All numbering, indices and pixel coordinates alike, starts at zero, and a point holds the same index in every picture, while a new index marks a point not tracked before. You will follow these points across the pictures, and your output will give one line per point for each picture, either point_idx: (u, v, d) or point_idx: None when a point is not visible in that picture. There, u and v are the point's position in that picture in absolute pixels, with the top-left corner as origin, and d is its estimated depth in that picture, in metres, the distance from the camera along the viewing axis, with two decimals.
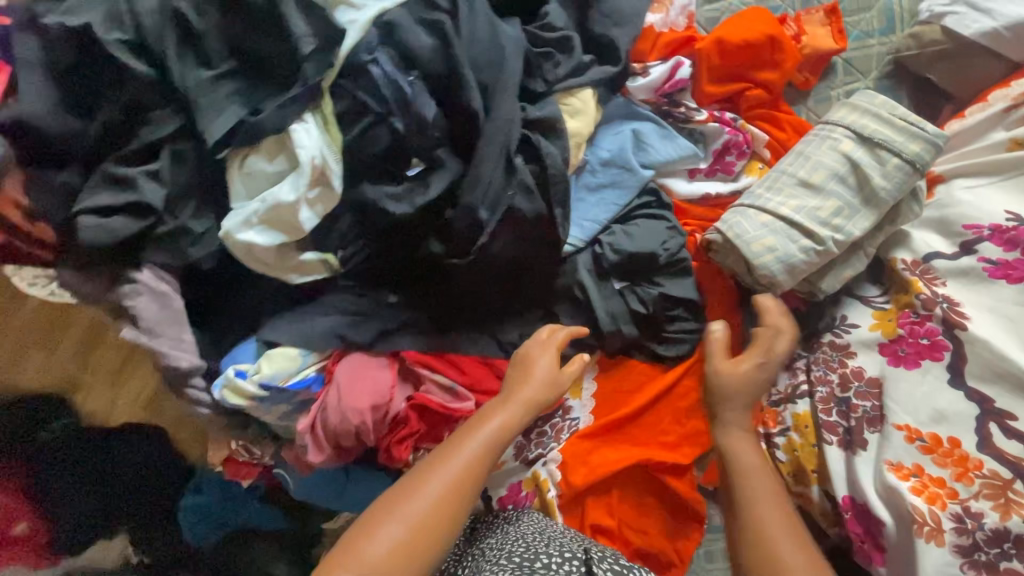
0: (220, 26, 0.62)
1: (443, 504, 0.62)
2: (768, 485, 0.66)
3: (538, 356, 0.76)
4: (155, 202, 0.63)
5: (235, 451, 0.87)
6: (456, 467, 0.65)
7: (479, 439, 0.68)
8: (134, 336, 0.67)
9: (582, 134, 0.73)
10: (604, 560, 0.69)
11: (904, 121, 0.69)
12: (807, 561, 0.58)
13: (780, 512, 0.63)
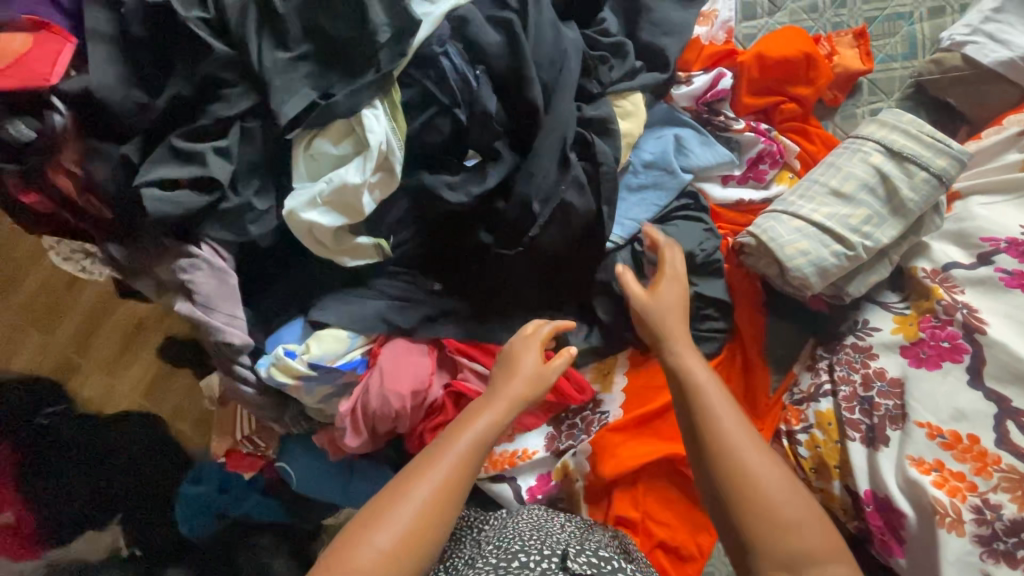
0: (300, 11, 0.65)
1: (432, 509, 0.59)
2: (727, 402, 0.65)
3: (522, 354, 0.74)
4: (221, 177, 0.65)
5: None
6: (445, 469, 0.61)
7: (465, 441, 0.64)
8: (189, 309, 0.68)
9: (633, 134, 0.77)
10: (580, 552, 0.67)
11: (931, 138, 0.75)
12: (774, 469, 0.60)
13: (744, 433, 0.62)
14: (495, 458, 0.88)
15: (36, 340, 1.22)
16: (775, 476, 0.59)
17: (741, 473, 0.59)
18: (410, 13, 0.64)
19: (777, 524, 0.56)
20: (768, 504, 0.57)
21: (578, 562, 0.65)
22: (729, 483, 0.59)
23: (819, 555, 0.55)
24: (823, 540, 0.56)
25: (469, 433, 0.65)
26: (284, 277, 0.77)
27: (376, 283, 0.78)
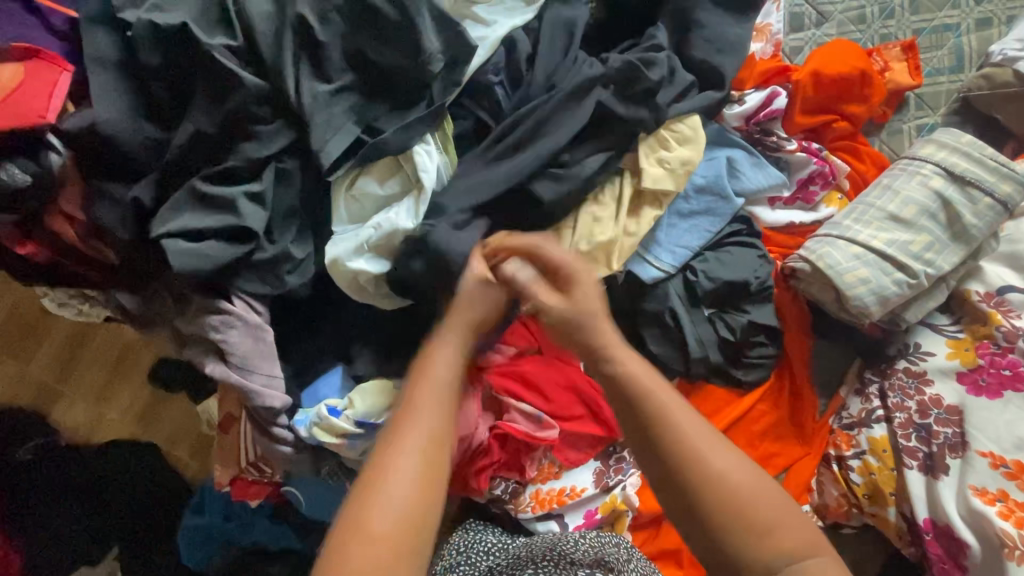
0: (343, 36, 0.59)
1: (424, 485, 0.46)
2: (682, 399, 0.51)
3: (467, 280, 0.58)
4: (257, 228, 0.58)
5: (245, 469, 0.83)
6: (436, 396, 0.51)
7: (443, 370, 0.53)
8: (223, 372, 0.61)
9: (694, 161, 0.69)
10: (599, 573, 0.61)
11: (995, 163, 0.73)
12: (755, 478, 0.48)
13: (714, 435, 0.50)
14: (542, 496, 0.83)
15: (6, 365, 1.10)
16: (752, 480, 0.48)
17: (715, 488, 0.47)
18: (467, 40, 0.59)
19: (758, 533, 0.46)
20: (748, 516, 0.47)
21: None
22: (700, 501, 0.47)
23: (808, 551, 0.47)
24: (810, 532, 0.48)
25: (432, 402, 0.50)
26: (318, 325, 0.70)
27: (416, 329, 0.70)
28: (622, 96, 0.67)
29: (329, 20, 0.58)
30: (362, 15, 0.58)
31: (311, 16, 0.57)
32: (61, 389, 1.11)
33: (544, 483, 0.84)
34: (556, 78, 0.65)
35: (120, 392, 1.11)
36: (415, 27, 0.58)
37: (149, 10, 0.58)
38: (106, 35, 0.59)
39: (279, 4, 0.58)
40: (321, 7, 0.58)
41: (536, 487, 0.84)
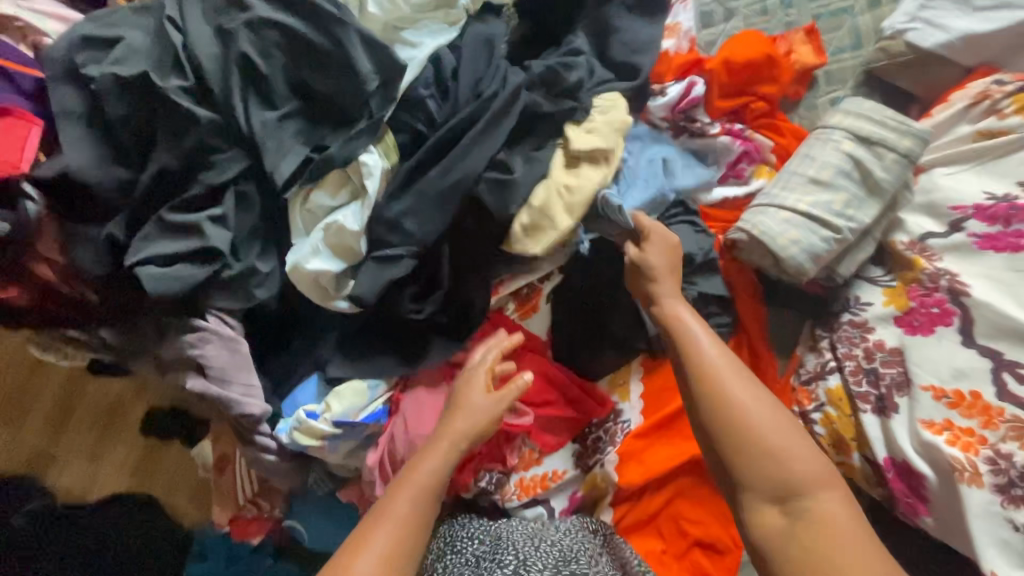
0: (283, 68, 0.66)
1: (389, 562, 0.56)
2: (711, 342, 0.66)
3: (472, 394, 0.71)
4: (222, 246, 0.64)
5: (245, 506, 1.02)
6: (412, 497, 0.61)
7: (425, 479, 0.63)
8: (203, 385, 0.66)
9: (618, 121, 0.76)
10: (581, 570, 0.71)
11: (897, 122, 0.79)
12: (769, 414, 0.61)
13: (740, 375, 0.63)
14: (526, 483, 0.87)
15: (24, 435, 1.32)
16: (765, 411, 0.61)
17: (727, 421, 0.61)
18: (396, 60, 0.67)
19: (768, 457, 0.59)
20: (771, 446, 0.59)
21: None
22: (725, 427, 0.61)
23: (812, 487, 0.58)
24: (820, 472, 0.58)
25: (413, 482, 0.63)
26: (293, 336, 0.76)
27: (388, 328, 0.77)
28: (548, 95, 0.75)
29: (272, 55, 0.65)
30: (301, 48, 0.66)
31: (254, 53, 0.64)
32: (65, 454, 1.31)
33: (526, 470, 0.88)
34: (487, 87, 0.71)
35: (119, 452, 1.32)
36: (347, 54, 0.65)
37: (109, 62, 0.64)
38: (73, 90, 0.65)
39: (226, 46, 0.65)
40: (261, 45, 0.65)
41: (520, 475, 0.88)
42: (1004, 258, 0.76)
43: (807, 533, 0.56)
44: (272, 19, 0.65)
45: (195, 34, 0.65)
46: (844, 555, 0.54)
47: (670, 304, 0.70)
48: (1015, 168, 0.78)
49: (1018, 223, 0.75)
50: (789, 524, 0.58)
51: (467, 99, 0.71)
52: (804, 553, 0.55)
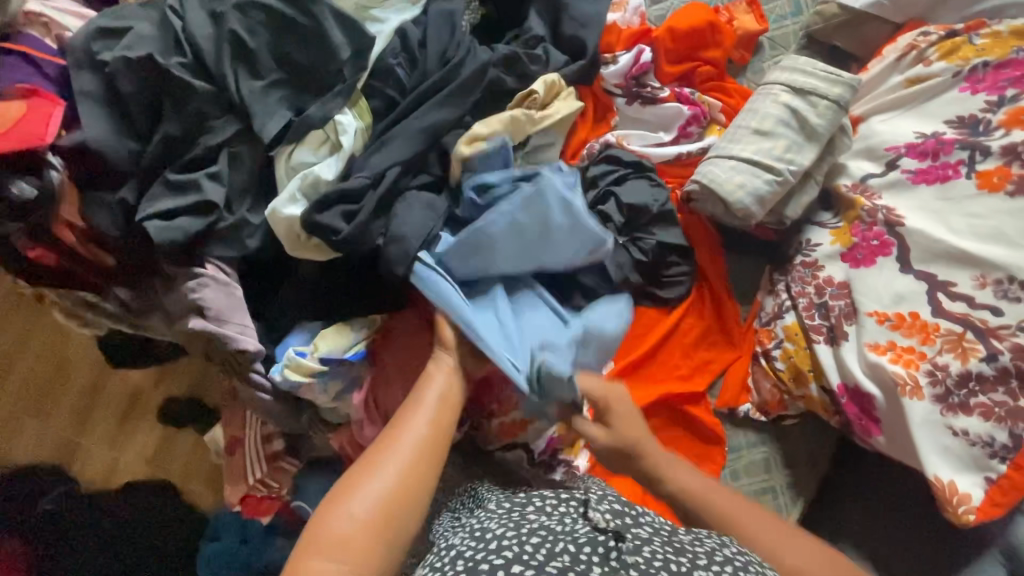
0: (268, 43, 0.76)
1: (414, 460, 0.66)
2: (705, 483, 0.69)
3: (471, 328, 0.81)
4: (217, 198, 0.74)
5: (254, 486, 1.14)
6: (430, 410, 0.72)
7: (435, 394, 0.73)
8: (202, 324, 0.75)
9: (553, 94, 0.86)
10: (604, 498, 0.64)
11: (827, 73, 0.87)
12: (770, 529, 0.64)
13: (745, 505, 0.67)
14: (505, 426, 0.91)
15: (50, 427, 1.41)
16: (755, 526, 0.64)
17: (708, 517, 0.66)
18: (366, 34, 0.77)
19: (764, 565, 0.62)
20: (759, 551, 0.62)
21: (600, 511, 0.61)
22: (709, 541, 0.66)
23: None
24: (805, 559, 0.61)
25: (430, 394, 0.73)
26: (282, 288, 0.84)
27: (366, 283, 0.85)
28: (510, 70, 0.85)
29: (258, 33, 0.75)
30: (282, 25, 0.76)
31: (242, 30, 0.75)
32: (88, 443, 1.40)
33: (506, 415, 0.91)
34: (450, 55, 0.81)
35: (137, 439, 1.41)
36: (323, 28, 0.75)
37: (120, 47, 0.74)
38: (90, 74, 0.75)
39: (218, 27, 0.75)
40: (248, 23, 0.75)
41: (501, 419, 0.91)
42: (934, 189, 0.82)
43: None
44: (258, 2, 0.75)
45: (191, 19, 0.76)
46: None
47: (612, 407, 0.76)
48: (943, 108, 0.84)
49: (945, 156, 0.81)
50: None
51: (433, 68, 0.80)
52: None
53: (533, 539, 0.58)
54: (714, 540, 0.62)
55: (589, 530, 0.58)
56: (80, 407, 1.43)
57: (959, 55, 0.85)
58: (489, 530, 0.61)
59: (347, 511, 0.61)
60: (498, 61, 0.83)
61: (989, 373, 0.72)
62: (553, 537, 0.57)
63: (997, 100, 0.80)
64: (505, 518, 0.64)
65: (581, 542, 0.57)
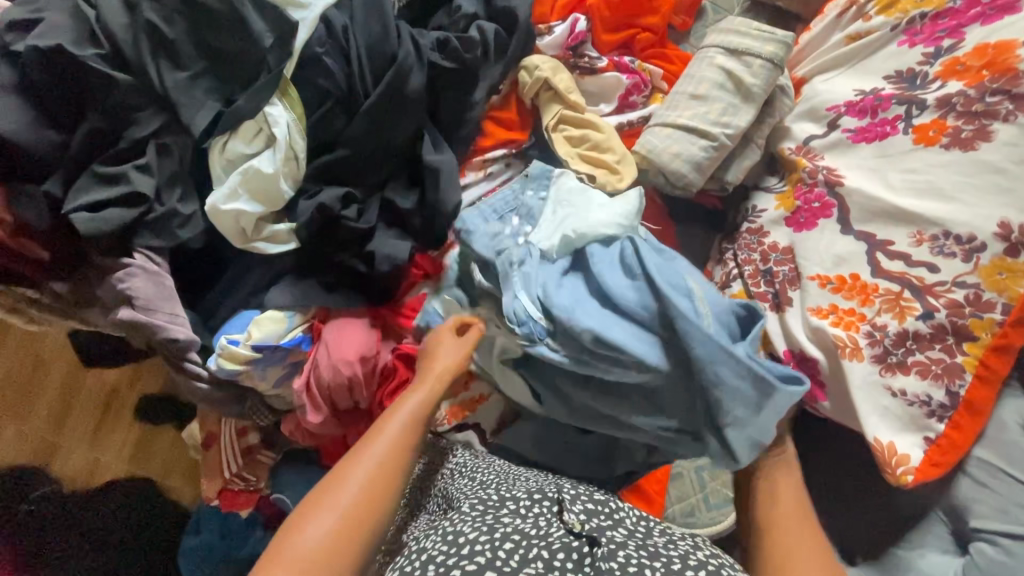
0: (187, 32, 0.73)
1: (369, 491, 0.64)
2: (795, 506, 0.71)
3: (444, 342, 0.78)
4: (145, 190, 0.72)
5: (230, 481, 1.11)
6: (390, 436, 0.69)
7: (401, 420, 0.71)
8: (130, 315, 0.73)
9: (551, 70, 0.90)
10: (576, 500, 0.68)
11: (760, 31, 0.85)
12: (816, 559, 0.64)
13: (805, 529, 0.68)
14: (454, 408, 0.92)
15: (24, 430, 1.41)
16: (801, 539, 0.67)
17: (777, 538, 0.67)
18: (289, 19, 0.74)
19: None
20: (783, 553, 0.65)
21: (574, 513, 0.65)
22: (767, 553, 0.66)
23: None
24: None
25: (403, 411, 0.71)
26: (221, 276, 0.84)
27: (314, 264, 0.84)
28: (445, 57, 0.84)
29: (175, 21, 0.72)
30: (196, 10, 0.72)
31: (158, 19, 0.72)
32: (65, 445, 1.40)
33: (456, 396, 0.92)
34: (385, 41, 0.79)
35: (114, 440, 1.41)
36: (240, 14, 0.72)
37: (32, 37, 0.71)
38: (5, 65, 0.73)
39: (134, 16, 0.72)
40: (164, 12, 0.72)
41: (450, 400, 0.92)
42: (872, 148, 0.80)
43: None
44: None
45: (106, 8, 0.72)
46: None
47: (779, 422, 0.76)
48: (882, 63, 0.82)
49: (883, 113, 0.79)
50: None
51: (366, 55, 0.79)
52: None
53: (507, 544, 0.59)
54: (686, 544, 0.65)
55: (564, 534, 0.62)
56: (53, 409, 1.42)
57: (898, 8, 0.82)
58: (462, 533, 0.61)
59: (293, 551, 0.58)
60: (432, 45, 0.84)
61: (925, 330, 0.70)
62: (529, 541, 0.60)
63: (933, 52, 0.78)
64: (478, 520, 0.63)
65: (557, 548, 0.59)
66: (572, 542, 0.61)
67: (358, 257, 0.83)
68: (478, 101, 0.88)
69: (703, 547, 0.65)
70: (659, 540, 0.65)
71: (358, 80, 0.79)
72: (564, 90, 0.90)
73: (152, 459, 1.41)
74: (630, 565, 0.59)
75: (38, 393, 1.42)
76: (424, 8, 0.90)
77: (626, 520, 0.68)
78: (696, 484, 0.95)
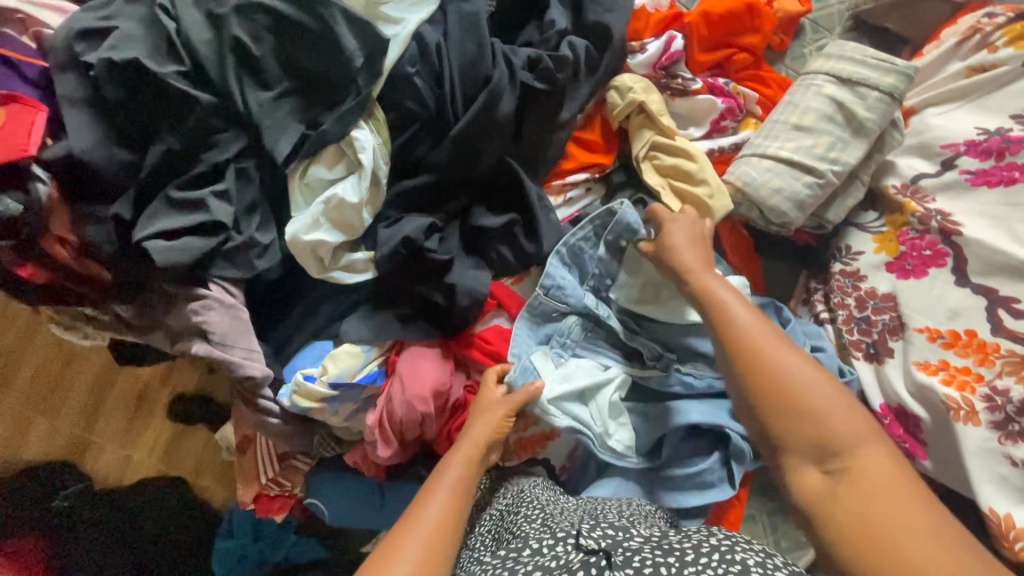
0: (273, 49, 0.68)
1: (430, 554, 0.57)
2: (741, 298, 0.62)
3: (489, 403, 0.77)
4: (225, 219, 0.68)
5: (266, 485, 0.99)
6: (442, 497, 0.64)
7: (449, 482, 0.66)
8: (206, 349, 0.70)
9: (643, 91, 0.84)
10: (596, 526, 0.61)
11: (877, 60, 0.78)
12: (795, 353, 0.56)
13: (791, 350, 0.57)
14: (524, 443, 0.87)
15: (50, 422, 1.35)
16: (783, 352, 0.56)
17: (771, 376, 0.55)
18: (381, 37, 0.69)
19: (800, 412, 0.53)
20: (784, 388, 0.54)
21: (592, 536, 0.58)
22: (768, 392, 0.55)
23: (854, 442, 0.51)
24: (853, 425, 0.52)
25: (451, 476, 0.67)
26: (294, 306, 0.80)
27: (390, 293, 0.79)
28: (538, 78, 0.78)
29: (262, 37, 0.67)
30: (283, 24, 0.67)
31: (244, 35, 0.66)
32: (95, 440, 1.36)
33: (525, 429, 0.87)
34: (479, 60, 0.73)
35: (145, 438, 1.36)
36: (332, 31, 0.67)
37: (105, 48, 0.66)
38: (75, 77, 0.67)
39: (218, 30, 0.66)
40: (250, 27, 0.66)
41: (517, 435, 0.86)
42: (996, 193, 0.74)
43: (785, 411, 0.54)
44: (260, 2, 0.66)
45: (186, 20, 0.66)
46: (824, 429, 0.52)
47: (699, 278, 0.66)
48: (1008, 101, 0.76)
49: (1011, 156, 0.74)
50: (833, 484, 0.51)
51: (456, 75, 0.73)
52: (857, 513, 0.48)
53: None
54: (699, 533, 0.57)
55: (580, 556, 0.56)
56: (81, 403, 1.36)
57: None
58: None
59: None
60: (524, 63, 0.78)
61: None
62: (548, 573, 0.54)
63: None
64: (496, 564, 0.59)
65: (575, 569, 0.54)
66: (588, 559, 0.55)
67: (436, 289, 0.78)
68: (564, 123, 0.82)
69: (714, 533, 0.57)
70: (675, 538, 0.58)
71: (447, 102, 0.73)
72: (654, 114, 0.84)
73: (181, 459, 1.36)
74: (647, 569, 0.53)
75: (65, 385, 1.36)
76: (511, 21, 0.84)
77: (642, 533, 0.61)
78: (767, 527, 0.90)
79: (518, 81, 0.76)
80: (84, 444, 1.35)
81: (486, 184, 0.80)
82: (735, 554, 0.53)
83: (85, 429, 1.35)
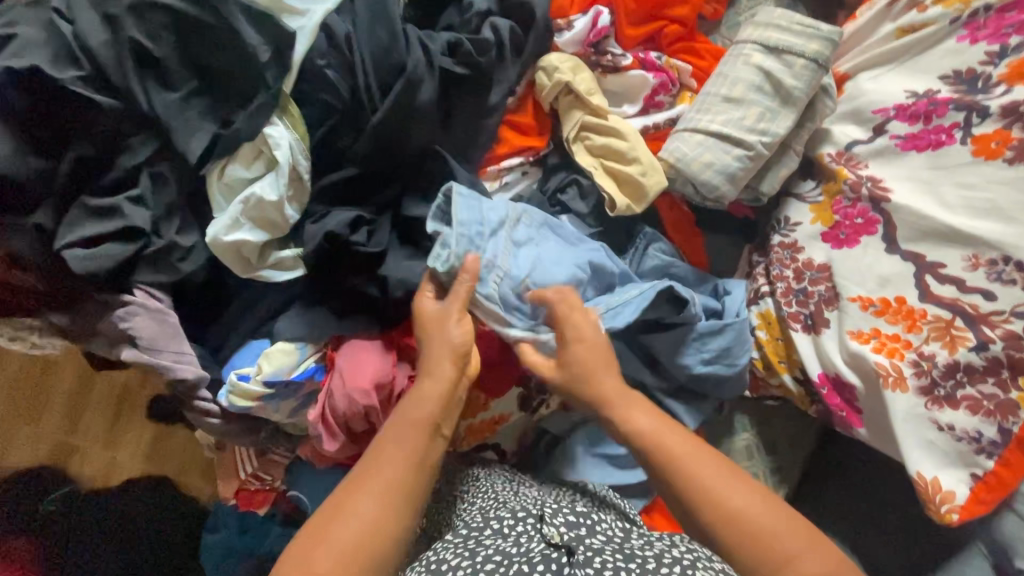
0: (176, 49, 0.67)
1: (378, 524, 0.57)
2: (682, 438, 0.64)
3: (451, 320, 0.68)
4: (143, 224, 0.68)
5: (246, 480, 1.01)
6: (406, 442, 0.62)
7: (420, 413, 0.64)
8: (135, 355, 0.72)
9: (570, 72, 0.82)
10: (559, 513, 0.63)
11: (802, 26, 0.77)
12: (755, 495, 0.59)
13: (750, 490, 0.59)
14: (475, 428, 0.86)
15: (28, 430, 1.33)
16: (747, 496, 0.59)
17: (754, 532, 0.57)
18: (287, 31, 0.68)
19: (770, 558, 0.56)
20: (756, 539, 0.57)
21: (555, 525, 0.60)
22: (731, 540, 0.57)
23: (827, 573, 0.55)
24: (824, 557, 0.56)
25: (422, 404, 0.65)
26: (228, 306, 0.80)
27: (323, 289, 0.79)
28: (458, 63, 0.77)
29: (162, 37, 0.66)
30: (185, 23, 0.67)
31: (143, 36, 0.65)
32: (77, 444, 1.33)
33: (474, 416, 0.85)
34: (391, 49, 0.72)
35: (128, 438, 1.35)
36: (233, 28, 0.66)
37: (4, 56, 0.65)
38: None
39: (116, 32, 0.65)
40: (149, 27, 0.66)
41: (469, 421, 0.85)
42: (924, 157, 0.74)
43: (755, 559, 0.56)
44: (158, 2, 0.65)
45: (83, 22, 0.65)
46: (796, 560, 0.55)
47: (617, 404, 0.67)
48: (937, 62, 0.75)
49: (938, 119, 0.73)
50: None
51: (370, 65, 0.72)
52: None
53: (488, 565, 0.56)
54: (663, 543, 0.59)
55: (542, 547, 0.58)
56: (59, 409, 1.35)
57: None
58: (445, 560, 0.57)
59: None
60: (443, 48, 0.76)
61: (978, 363, 0.66)
62: (510, 560, 0.56)
63: (998, 51, 0.71)
64: (461, 545, 0.60)
65: (536, 561, 0.55)
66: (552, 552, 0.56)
67: (368, 281, 0.77)
68: (493, 106, 0.80)
69: (677, 544, 0.58)
70: (637, 543, 0.59)
71: (362, 93, 0.73)
72: (586, 92, 0.82)
73: (165, 458, 1.35)
74: (607, 572, 0.54)
75: (41, 392, 1.34)
76: (430, 5, 0.83)
77: (605, 527, 0.63)
78: None
79: (436, 68, 0.75)
80: (66, 449, 1.33)
81: (413, 173, 0.79)
82: (695, 570, 0.54)
83: (67, 435, 1.34)
